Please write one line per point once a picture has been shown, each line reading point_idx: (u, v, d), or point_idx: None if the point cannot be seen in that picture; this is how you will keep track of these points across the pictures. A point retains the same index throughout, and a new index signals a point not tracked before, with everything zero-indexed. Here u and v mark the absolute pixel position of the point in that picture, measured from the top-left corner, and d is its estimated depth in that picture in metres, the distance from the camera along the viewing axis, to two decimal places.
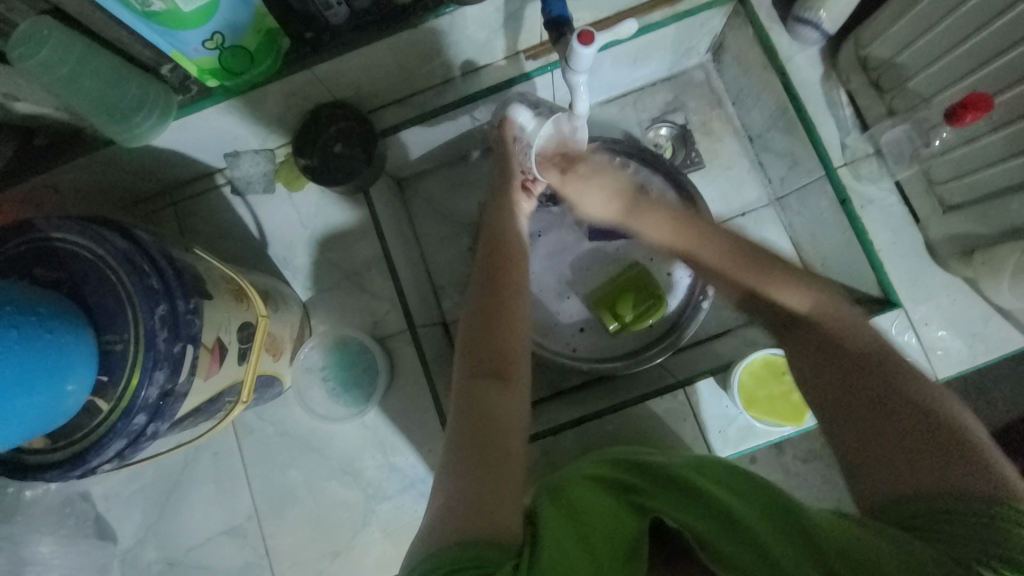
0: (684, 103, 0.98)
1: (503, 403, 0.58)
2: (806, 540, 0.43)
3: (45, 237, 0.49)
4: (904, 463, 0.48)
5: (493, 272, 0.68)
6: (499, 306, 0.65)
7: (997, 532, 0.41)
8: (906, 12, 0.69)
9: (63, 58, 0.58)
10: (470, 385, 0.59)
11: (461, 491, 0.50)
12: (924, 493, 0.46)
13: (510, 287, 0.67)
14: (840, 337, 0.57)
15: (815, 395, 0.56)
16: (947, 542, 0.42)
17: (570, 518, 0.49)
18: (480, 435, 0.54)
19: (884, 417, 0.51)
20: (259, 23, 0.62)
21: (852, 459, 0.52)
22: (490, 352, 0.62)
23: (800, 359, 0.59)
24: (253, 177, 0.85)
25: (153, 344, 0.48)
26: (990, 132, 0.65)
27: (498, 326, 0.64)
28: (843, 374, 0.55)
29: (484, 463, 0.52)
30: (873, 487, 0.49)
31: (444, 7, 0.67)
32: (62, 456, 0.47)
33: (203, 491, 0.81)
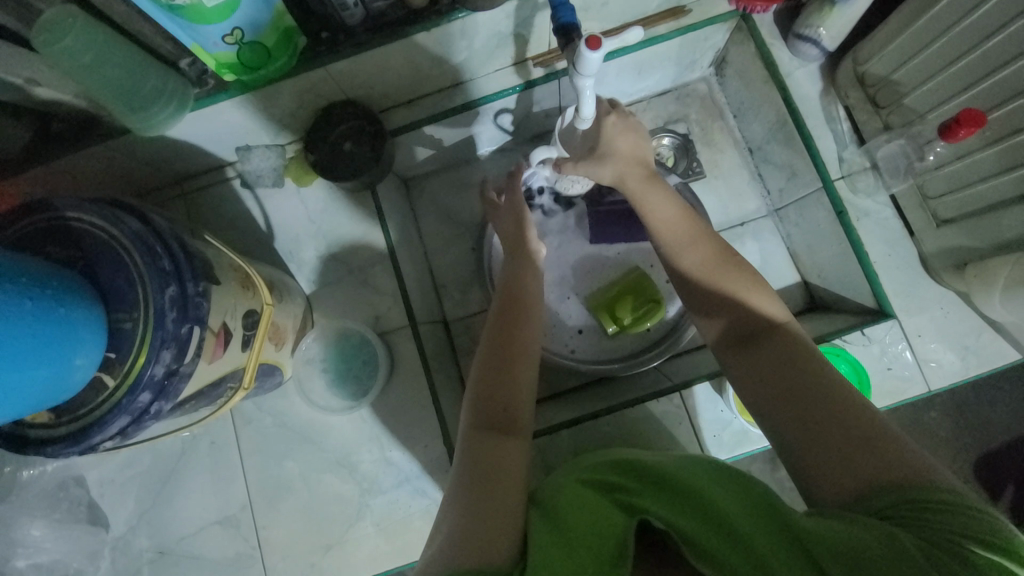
0: (686, 114, 1.00)
1: (509, 457, 0.57)
2: (797, 542, 0.43)
3: (61, 216, 0.50)
4: (855, 458, 0.48)
5: (509, 305, 0.69)
6: (515, 351, 0.65)
7: (956, 518, 0.42)
8: (903, 30, 0.71)
9: (87, 47, 0.59)
10: (476, 433, 0.59)
11: (465, 518, 0.51)
12: (883, 487, 0.46)
13: (526, 320, 0.68)
14: (779, 353, 0.57)
15: (764, 399, 0.56)
16: (921, 528, 0.42)
17: (555, 527, 0.50)
18: (485, 475, 0.55)
19: (830, 419, 0.51)
20: (277, 21, 0.64)
21: (805, 462, 0.51)
22: (500, 400, 0.61)
23: (749, 368, 0.58)
24: (263, 171, 0.86)
25: (162, 323, 0.49)
26: (983, 147, 0.68)
27: (510, 356, 0.65)
28: (786, 388, 0.54)
29: (488, 501, 0.52)
30: (828, 487, 0.49)
31: (457, 12, 0.69)
32: (65, 430, 0.48)
33: (198, 480, 0.81)
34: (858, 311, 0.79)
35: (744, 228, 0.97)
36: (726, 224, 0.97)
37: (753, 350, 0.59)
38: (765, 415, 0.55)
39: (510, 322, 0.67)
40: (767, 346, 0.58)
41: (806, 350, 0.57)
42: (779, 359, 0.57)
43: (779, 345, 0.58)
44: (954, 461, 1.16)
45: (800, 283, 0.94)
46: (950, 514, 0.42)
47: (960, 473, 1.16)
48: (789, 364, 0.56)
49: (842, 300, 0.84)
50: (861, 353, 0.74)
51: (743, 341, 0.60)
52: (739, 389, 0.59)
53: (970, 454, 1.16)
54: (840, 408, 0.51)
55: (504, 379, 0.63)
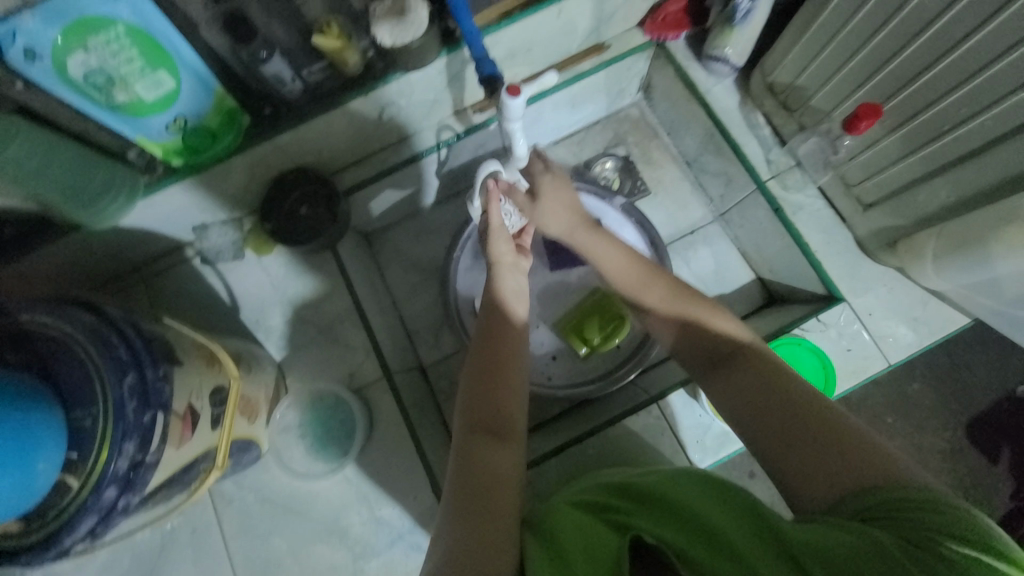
0: (624, 138, 1.06)
1: (502, 464, 0.59)
2: (777, 542, 0.44)
3: (13, 320, 0.50)
4: (833, 465, 0.50)
5: (490, 319, 0.72)
6: (499, 364, 0.68)
7: (934, 514, 0.43)
8: (797, 42, 0.79)
9: (31, 154, 0.61)
10: (469, 444, 0.61)
11: (462, 537, 0.52)
12: (859, 490, 0.47)
13: (508, 333, 0.71)
14: (747, 370, 0.60)
15: (742, 415, 0.58)
16: (900, 527, 0.43)
17: (552, 548, 0.50)
18: (479, 494, 0.56)
19: (803, 429, 0.53)
20: (219, 105, 0.67)
21: (785, 472, 0.53)
22: (488, 412, 0.64)
23: (726, 386, 0.60)
24: (221, 247, 0.88)
25: (122, 414, 0.49)
26: (887, 134, 0.73)
27: (496, 373, 0.67)
28: (762, 403, 0.57)
29: (480, 523, 0.53)
30: (809, 495, 0.50)
31: (391, 75, 0.73)
32: (34, 540, 0.46)
33: (182, 573, 0.77)
34: (811, 299, 0.83)
35: (695, 236, 1.01)
36: (678, 234, 1.02)
37: (727, 369, 0.61)
38: (741, 430, 0.57)
39: (490, 335, 0.70)
40: (735, 364, 0.61)
41: (773, 365, 0.59)
42: (748, 375, 0.59)
43: (747, 362, 0.60)
44: (940, 431, 1.19)
45: (756, 280, 0.98)
46: (929, 512, 0.43)
47: (948, 441, 1.19)
48: (759, 380, 0.58)
49: (795, 291, 0.88)
50: (821, 339, 0.78)
51: (716, 361, 0.63)
52: (720, 407, 0.61)
53: (953, 421, 1.19)
54: (811, 418, 0.53)
55: (490, 391, 0.65)
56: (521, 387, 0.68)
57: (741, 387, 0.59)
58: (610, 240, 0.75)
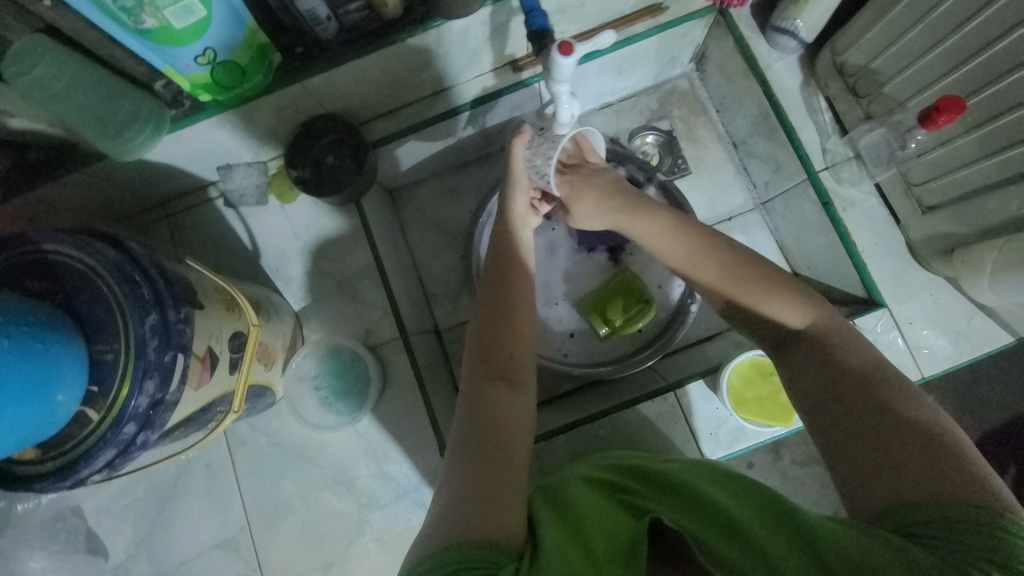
0: (669, 111, 1.00)
1: (508, 407, 0.58)
2: (807, 546, 0.43)
3: (37, 249, 0.50)
4: (891, 470, 0.48)
5: (500, 272, 0.70)
6: (510, 308, 0.66)
7: (990, 540, 0.41)
8: (879, 19, 0.71)
9: (58, 77, 0.59)
10: (477, 387, 0.60)
11: (466, 488, 0.51)
12: (919, 501, 0.45)
13: (517, 286, 0.69)
14: (834, 357, 0.56)
15: (809, 401, 0.56)
16: (946, 549, 0.42)
17: (567, 522, 0.50)
18: (487, 439, 0.55)
19: (872, 428, 0.51)
20: (250, 39, 0.64)
21: (844, 469, 0.51)
22: (497, 355, 0.63)
23: (796, 370, 0.58)
24: (245, 190, 0.86)
25: (143, 353, 0.48)
26: (964, 133, 0.68)
27: (504, 329, 0.65)
28: (833, 393, 0.54)
29: (491, 475, 0.52)
30: (862, 496, 0.49)
31: (431, 22, 0.68)
32: (53, 466, 0.47)
33: (195, 504, 0.80)
34: (848, 301, 0.79)
35: (732, 223, 0.97)
36: (714, 219, 0.97)
37: (801, 353, 0.59)
38: (810, 418, 0.56)
39: (502, 278, 0.69)
40: (819, 349, 0.58)
41: (863, 357, 0.56)
42: (834, 363, 0.56)
43: (834, 348, 0.57)
44: None
45: (790, 275, 0.94)
46: (983, 534, 0.42)
47: None
48: (845, 371, 0.55)
49: (832, 291, 0.84)
50: None
51: (785, 345, 0.60)
52: (788, 388, 0.59)
53: (969, 435, 1.16)
54: (885, 420, 0.50)
55: (502, 335, 0.64)
56: (530, 339, 0.66)
57: (811, 375, 0.57)
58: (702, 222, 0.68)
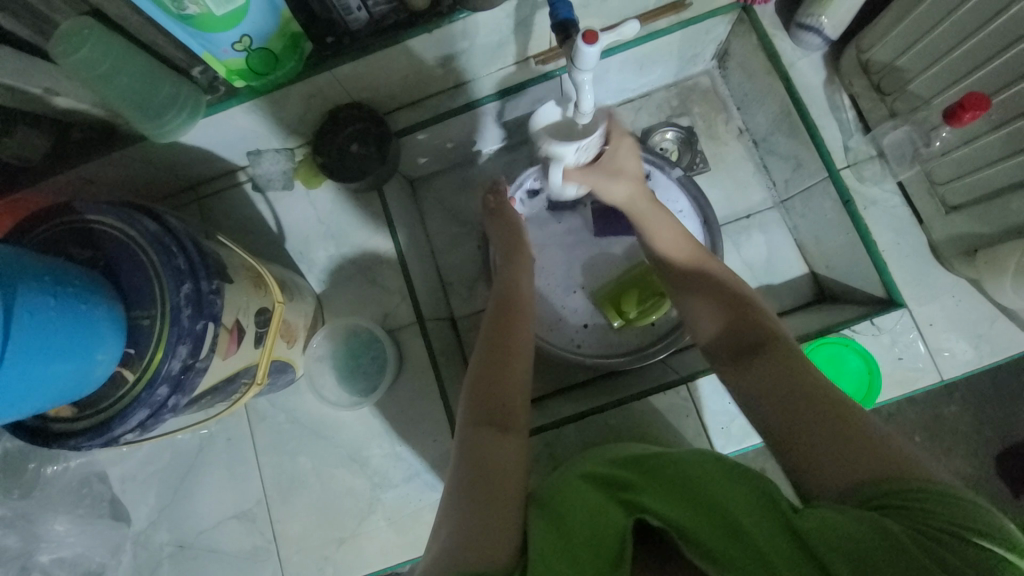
0: (689, 108, 1.00)
1: (502, 446, 0.58)
2: (798, 539, 0.42)
3: (81, 219, 0.53)
4: (846, 455, 0.47)
5: (502, 314, 0.72)
6: (509, 348, 0.68)
7: (958, 511, 0.41)
8: (906, 16, 0.71)
9: (102, 58, 0.62)
10: (474, 428, 0.60)
11: (467, 510, 0.51)
12: (880, 479, 0.45)
13: (517, 329, 0.70)
14: (768, 367, 0.57)
15: (761, 406, 0.56)
16: (919, 518, 0.41)
17: (559, 527, 0.50)
18: (485, 473, 0.55)
19: (819, 423, 0.50)
20: (284, 28, 0.66)
21: (801, 462, 0.50)
22: (496, 395, 0.63)
23: (745, 380, 0.58)
24: (273, 175, 0.88)
25: (178, 319, 0.51)
26: (990, 131, 0.68)
27: (505, 367, 0.66)
28: (784, 395, 0.54)
29: (486, 501, 0.52)
30: (821, 482, 0.48)
31: (457, 13, 0.70)
32: (88, 424, 0.50)
33: (215, 475, 0.83)
34: (867, 300, 0.79)
35: (750, 221, 0.97)
36: (732, 216, 0.97)
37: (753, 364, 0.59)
38: (763, 422, 0.55)
39: (505, 319, 0.71)
40: (763, 359, 0.58)
41: (799, 362, 0.57)
42: (767, 374, 0.57)
43: (776, 356, 0.58)
44: (972, 455, 1.13)
45: (808, 275, 0.94)
46: (946, 505, 0.41)
47: (980, 469, 1.13)
48: (784, 381, 0.55)
49: (850, 291, 0.83)
50: (872, 344, 0.74)
51: (739, 350, 0.61)
52: (735, 393, 0.59)
53: (990, 449, 1.13)
54: (833, 411, 0.51)
55: (496, 374, 0.65)
56: (524, 368, 0.67)
57: (759, 381, 0.57)
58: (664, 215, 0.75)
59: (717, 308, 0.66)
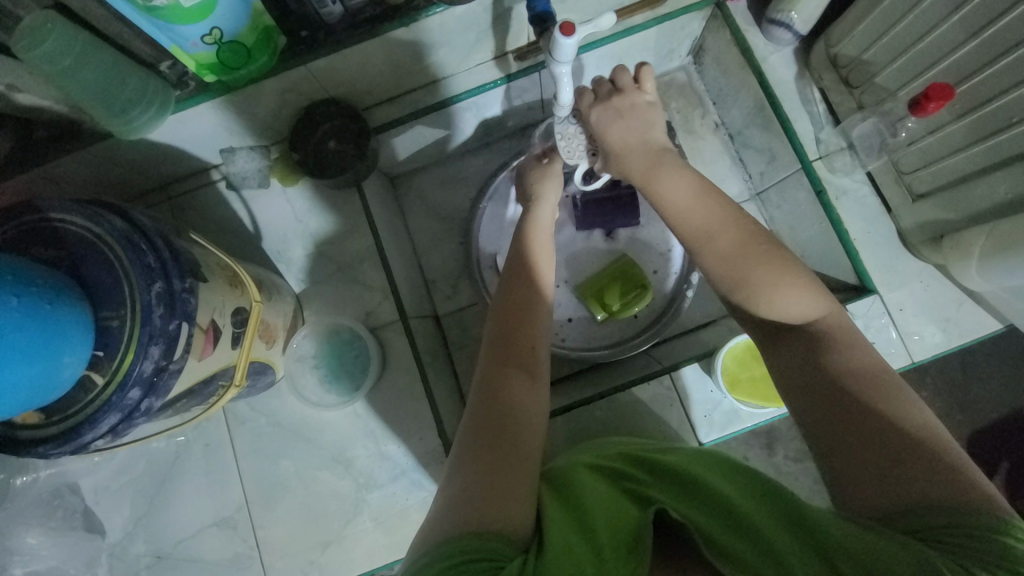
0: (667, 103, 1.02)
1: (525, 402, 0.58)
2: (811, 538, 0.43)
3: (44, 217, 0.51)
4: (888, 472, 0.47)
5: (518, 273, 0.69)
6: (528, 315, 0.65)
7: (1001, 547, 0.41)
8: (871, 11, 0.73)
9: (65, 51, 0.59)
10: (498, 373, 0.60)
11: (478, 475, 0.51)
12: (922, 504, 0.45)
13: (535, 289, 0.67)
14: (815, 347, 0.56)
15: (802, 395, 0.55)
16: (959, 551, 0.41)
17: (578, 518, 0.50)
18: (503, 425, 0.55)
19: (865, 431, 0.50)
20: (255, 21, 0.65)
21: (839, 468, 0.50)
22: (520, 344, 0.62)
23: (788, 359, 0.57)
24: (248, 173, 0.85)
25: (149, 319, 0.49)
26: (953, 120, 0.70)
27: (522, 331, 0.63)
28: (830, 384, 0.53)
29: (500, 472, 0.51)
30: (859, 495, 0.48)
31: (433, 7, 0.70)
32: (55, 430, 0.48)
33: (194, 483, 0.80)
34: (840, 288, 0.81)
35: None
36: None
37: (798, 345, 0.57)
38: (803, 414, 0.54)
39: (524, 281, 0.67)
40: (810, 338, 0.56)
41: (848, 347, 0.55)
42: (812, 355, 0.55)
43: (822, 338, 0.56)
44: None
45: None
46: (990, 539, 0.41)
47: None
48: (828, 367, 0.54)
49: (824, 279, 0.86)
50: None
51: (781, 327, 0.59)
52: (775, 370, 0.58)
53: (959, 431, 1.17)
54: (879, 418, 0.50)
55: (524, 328, 0.64)
56: (545, 330, 0.65)
57: (804, 367, 0.56)
58: (687, 175, 0.64)
59: (755, 281, 0.58)
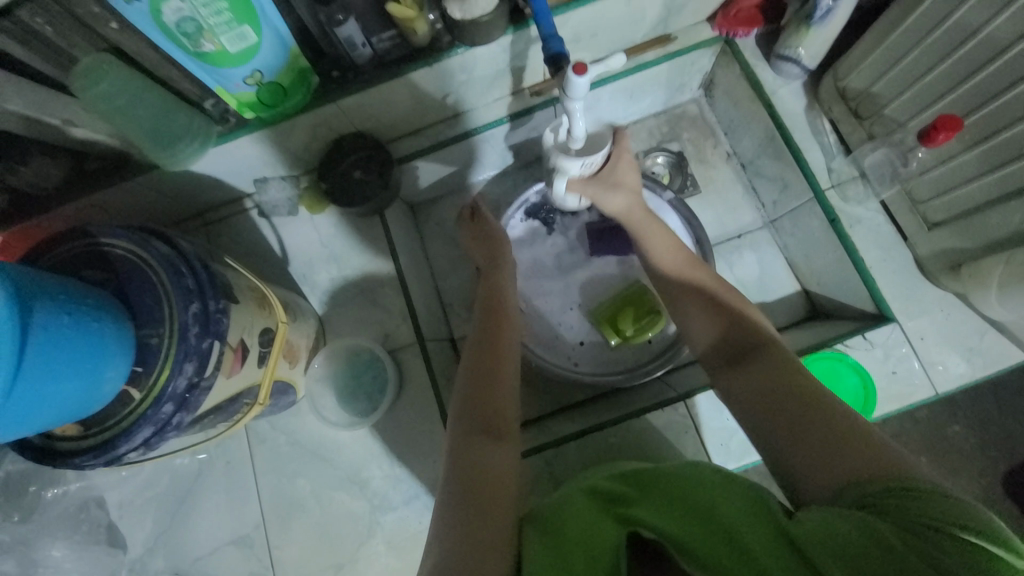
0: (679, 134, 1.05)
1: (498, 459, 0.58)
2: (789, 540, 0.42)
3: (96, 241, 0.55)
4: (828, 453, 0.48)
5: (490, 317, 0.75)
6: (496, 355, 0.70)
7: (943, 508, 0.41)
8: (877, 46, 0.76)
9: (119, 90, 0.66)
10: (466, 435, 0.60)
11: (458, 526, 0.50)
12: (862, 474, 0.45)
13: (505, 333, 0.73)
14: (754, 365, 0.59)
15: (749, 404, 0.57)
16: (901, 514, 0.41)
17: (554, 544, 0.49)
18: (479, 482, 0.55)
19: (806, 419, 0.51)
20: (292, 63, 0.70)
21: (790, 462, 0.51)
22: (485, 405, 0.63)
23: (733, 378, 0.61)
24: (278, 202, 0.92)
25: (185, 337, 0.53)
26: (965, 150, 0.70)
27: (489, 374, 0.67)
28: (770, 391, 0.56)
29: (480, 512, 0.52)
30: (811, 484, 0.48)
31: (455, 48, 0.75)
32: (93, 442, 0.51)
33: (214, 500, 0.82)
34: (858, 316, 0.80)
35: (741, 240, 0.99)
36: (724, 235, 1.00)
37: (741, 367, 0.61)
38: (752, 420, 0.56)
39: (494, 323, 0.74)
40: (750, 358, 0.60)
41: (783, 361, 0.59)
42: (753, 372, 0.59)
43: (762, 357, 0.60)
44: (977, 474, 1.12)
45: (801, 292, 0.96)
46: (933, 501, 0.41)
47: (985, 488, 1.12)
48: (766, 377, 0.57)
49: (841, 307, 0.85)
50: (864, 358, 0.75)
51: (730, 356, 0.63)
52: (726, 395, 0.61)
53: (994, 468, 1.12)
54: (816, 410, 0.52)
55: (488, 384, 0.66)
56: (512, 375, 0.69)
57: (746, 381, 0.59)
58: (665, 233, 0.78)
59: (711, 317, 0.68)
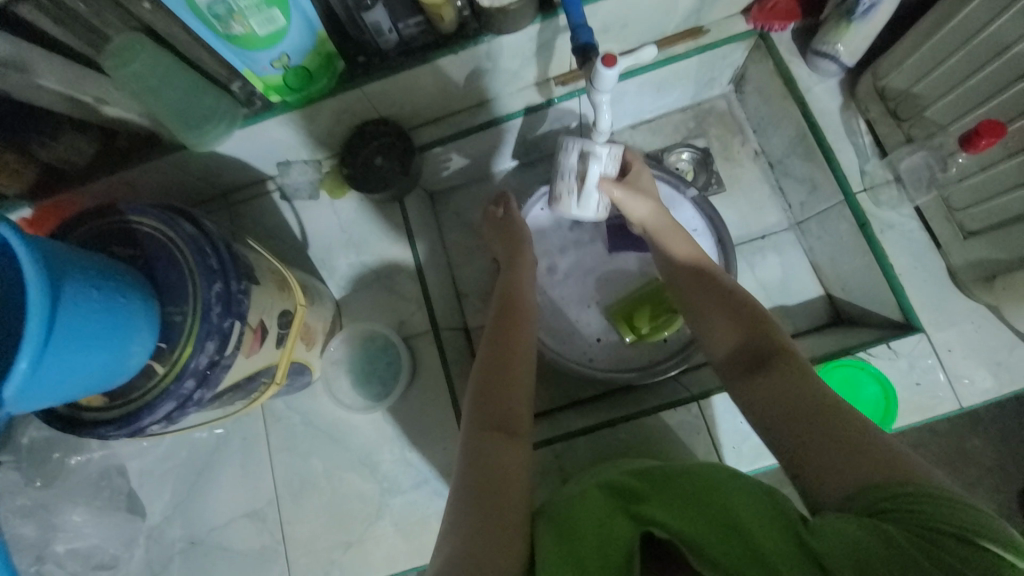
0: (706, 130, 1.02)
1: (508, 455, 0.58)
2: (802, 549, 0.42)
3: (124, 218, 0.56)
4: (840, 460, 0.48)
5: (504, 310, 0.75)
6: (511, 350, 0.69)
7: (956, 514, 0.41)
8: (921, 45, 0.72)
9: (151, 70, 0.66)
10: (478, 437, 0.60)
11: (471, 522, 0.51)
12: (875, 482, 0.45)
13: (519, 323, 0.72)
14: (763, 366, 0.59)
15: (758, 409, 0.57)
16: (915, 523, 0.41)
17: (566, 539, 0.50)
18: (489, 481, 0.55)
19: (817, 425, 0.51)
20: (319, 48, 0.70)
21: (801, 467, 0.50)
22: (495, 404, 0.63)
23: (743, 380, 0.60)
24: (300, 185, 0.92)
25: (208, 316, 0.54)
26: (1006, 158, 0.69)
27: (503, 369, 0.67)
28: (780, 395, 0.56)
29: (491, 511, 0.52)
30: (823, 489, 0.48)
31: (482, 36, 0.74)
32: (117, 414, 0.52)
33: (230, 474, 0.85)
34: (883, 324, 0.78)
35: (765, 241, 0.97)
36: (748, 236, 0.98)
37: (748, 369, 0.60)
38: (762, 425, 0.56)
39: (507, 315, 0.73)
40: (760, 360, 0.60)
41: (791, 364, 0.58)
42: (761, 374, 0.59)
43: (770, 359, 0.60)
44: (996, 491, 1.09)
45: (824, 297, 0.93)
46: (946, 508, 0.41)
47: (1005, 506, 1.09)
48: (775, 381, 0.57)
49: (867, 314, 0.83)
50: (887, 368, 0.73)
51: (738, 355, 0.63)
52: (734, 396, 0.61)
53: (1016, 486, 1.09)
54: (827, 415, 0.52)
55: (502, 379, 0.66)
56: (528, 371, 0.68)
57: (755, 384, 0.58)
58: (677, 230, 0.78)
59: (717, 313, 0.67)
